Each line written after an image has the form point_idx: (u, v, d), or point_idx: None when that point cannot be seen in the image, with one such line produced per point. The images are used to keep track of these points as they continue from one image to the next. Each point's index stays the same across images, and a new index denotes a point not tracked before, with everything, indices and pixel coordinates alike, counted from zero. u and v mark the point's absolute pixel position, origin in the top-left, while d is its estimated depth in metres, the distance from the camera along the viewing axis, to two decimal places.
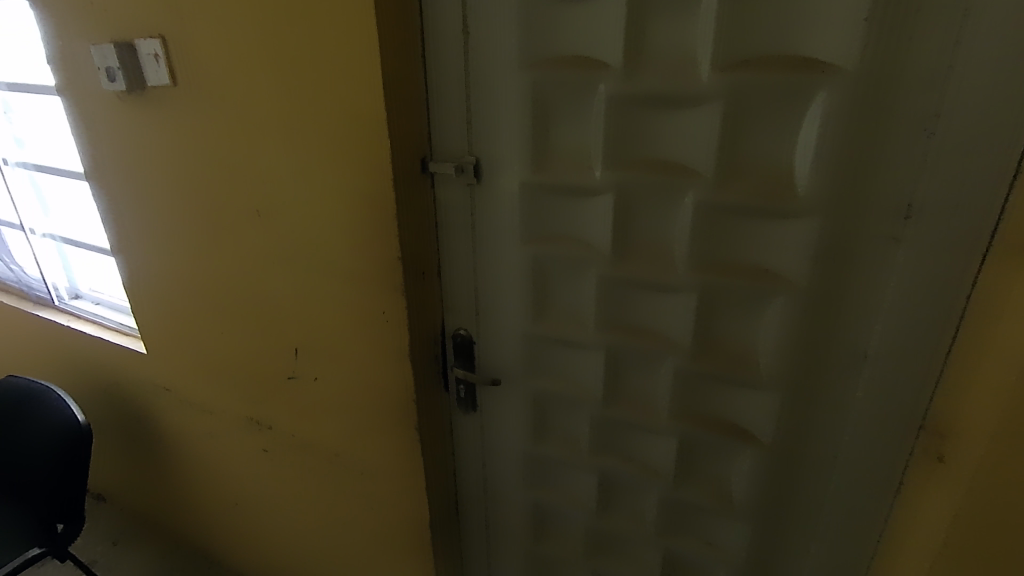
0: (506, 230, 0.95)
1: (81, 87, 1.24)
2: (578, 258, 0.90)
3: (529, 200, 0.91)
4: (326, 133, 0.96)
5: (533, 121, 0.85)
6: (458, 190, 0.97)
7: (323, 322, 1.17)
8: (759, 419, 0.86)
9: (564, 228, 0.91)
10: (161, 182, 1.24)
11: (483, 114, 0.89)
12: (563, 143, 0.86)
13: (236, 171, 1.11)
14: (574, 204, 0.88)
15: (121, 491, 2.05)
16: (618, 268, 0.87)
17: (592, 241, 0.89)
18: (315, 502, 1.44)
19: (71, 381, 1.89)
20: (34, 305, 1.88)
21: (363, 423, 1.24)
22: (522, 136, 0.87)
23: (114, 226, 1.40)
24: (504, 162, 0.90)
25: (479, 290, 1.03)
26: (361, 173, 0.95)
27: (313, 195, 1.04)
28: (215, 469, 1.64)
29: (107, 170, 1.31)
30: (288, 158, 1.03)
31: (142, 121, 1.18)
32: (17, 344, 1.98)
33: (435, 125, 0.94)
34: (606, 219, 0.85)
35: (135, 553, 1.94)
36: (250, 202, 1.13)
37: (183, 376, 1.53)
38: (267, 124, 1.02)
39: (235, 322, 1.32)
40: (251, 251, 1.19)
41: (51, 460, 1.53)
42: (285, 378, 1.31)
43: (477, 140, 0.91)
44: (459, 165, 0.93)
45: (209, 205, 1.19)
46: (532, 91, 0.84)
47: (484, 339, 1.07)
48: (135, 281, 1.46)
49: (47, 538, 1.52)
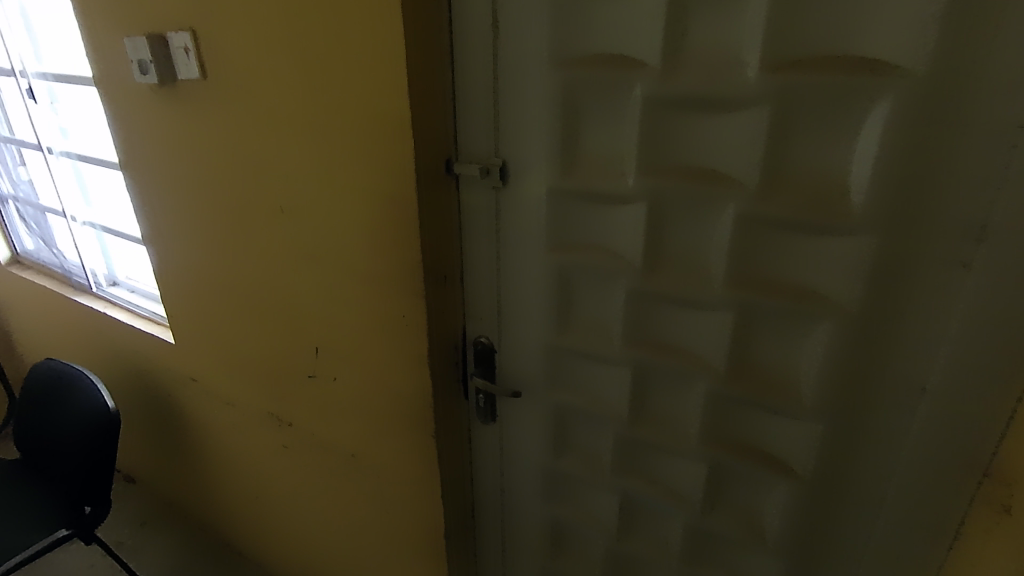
0: (531, 235, 0.90)
1: (116, 81, 1.25)
2: (606, 269, 0.85)
3: (557, 205, 0.86)
4: (349, 132, 0.93)
5: (563, 122, 0.80)
6: (483, 193, 0.92)
7: (343, 323, 1.15)
8: (797, 450, 0.79)
9: (592, 236, 0.85)
10: (191, 176, 1.23)
11: (511, 114, 0.85)
12: (594, 146, 0.80)
13: (260, 167, 1.10)
14: (604, 211, 0.83)
15: (151, 475, 2.09)
16: (648, 282, 0.81)
17: (621, 252, 0.83)
18: (332, 502, 1.43)
19: (105, 367, 1.93)
20: (74, 291, 1.93)
21: (381, 425, 1.21)
22: (551, 138, 0.82)
23: (146, 216, 1.41)
24: (532, 164, 0.86)
25: (501, 297, 0.99)
26: (383, 173, 0.92)
27: (334, 194, 1.01)
28: (237, 461, 1.65)
29: (140, 162, 1.33)
30: (311, 156, 1.01)
31: (173, 114, 1.18)
32: (57, 328, 2.03)
33: (461, 124, 0.90)
34: (636, 228, 0.80)
35: (161, 536, 1.99)
36: (273, 198, 1.11)
37: (209, 369, 1.54)
38: (290, 120, 1.00)
39: (259, 319, 1.32)
40: (274, 249, 1.18)
41: (81, 444, 1.56)
42: (305, 376, 1.30)
43: (504, 140, 0.87)
44: (485, 166, 0.89)
45: (235, 200, 1.18)
46: (563, 91, 0.79)
47: (505, 348, 1.03)
48: (164, 271, 1.47)
49: (74, 521, 1.56)
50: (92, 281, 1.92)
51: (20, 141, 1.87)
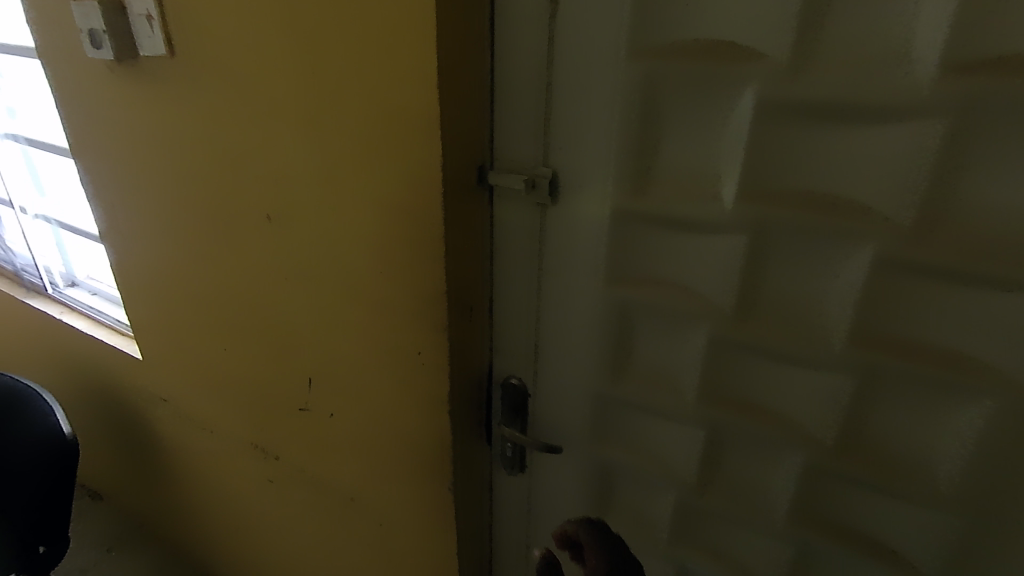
0: (584, 265, 0.73)
1: (65, 59, 1.04)
2: (681, 311, 0.68)
3: (622, 231, 0.69)
4: (358, 130, 0.74)
5: (639, 128, 0.63)
6: (524, 210, 0.75)
7: (343, 355, 0.97)
8: (919, 542, 0.64)
9: (663, 270, 0.68)
10: (159, 171, 1.03)
11: (568, 115, 0.67)
12: (676, 160, 0.63)
13: (243, 168, 0.91)
14: (682, 242, 0.65)
15: (119, 495, 1.90)
16: (738, 330, 0.65)
17: (703, 291, 0.66)
18: (325, 544, 1.27)
19: (63, 378, 1.72)
20: (26, 293, 1.70)
21: (386, 470, 1.04)
22: (621, 148, 0.65)
23: (106, 215, 1.20)
24: (591, 179, 0.68)
25: (539, 333, 0.82)
26: (401, 182, 0.74)
27: (336, 204, 0.83)
28: (215, 491, 1.47)
29: (96, 157, 1.12)
30: (307, 157, 0.82)
31: (135, 96, 0.97)
32: (7, 334, 1.80)
33: (501, 124, 0.72)
34: (729, 265, 0.63)
35: (130, 564, 1.81)
36: (259, 206, 0.92)
37: (182, 390, 1.35)
38: (280, 111, 0.81)
39: (241, 342, 1.13)
40: (259, 265, 0.99)
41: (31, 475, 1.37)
42: (295, 409, 1.12)
43: (556, 147, 0.69)
44: (530, 178, 0.71)
45: (213, 204, 0.99)
46: (642, 89, 0.61)
47: (541, 391, 0.86)
48: (129, 278, 1.27)
49: (23, 564, 1.36)
50: (48, 282, 1.70)
51: None
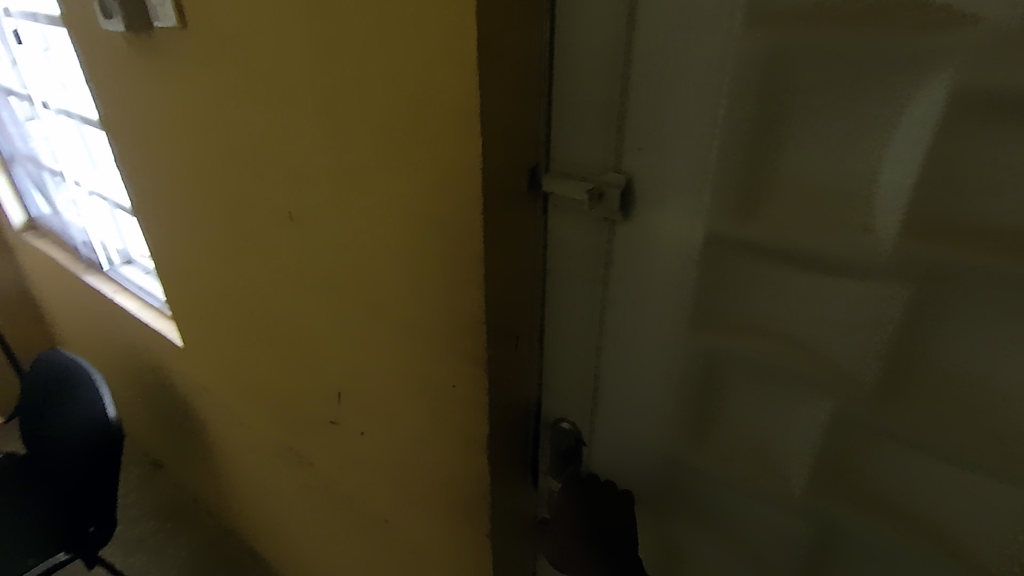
0: (662, 302, 0.56)
1: (95, 38, 0.97)
2: (792, 375, 0.51)
3: (718, 264, 0.51)
4: (383, 120, 0.60)
5: (754, 128, 0.45)
6: (586, 227, 0.58)
7: (371, 374, 0.85)
8: None
9: (772, 321, 0.50)
10: (184, 159, 0.94)
11: (651, 106, 0.49)
12: (805, 175, 0.44)
13: (264, 160, 0.79)
14: (804, 287, 0.47)
15: (177, 467, 1.95)
16: (879, 409, 0.48)
17: (830, 354, 0.48)
18: (362, 555, 1.20)
19: (126, 353, 1.76)
20: (83, 269, 1.76)
21: (418, 499, 0.93)
22: (726, 154, 0.47)
23: (141, 203, 1.13)
24: (678, 192, 0.51)
25: (598, 376, 0.66)
26: (432, 185, 0.59)
27: (359, 205, 0.70)
28: (257, 482, 1.44)
29: (128, 143, 1.05)
30: (327, 149, 0.69)
31: (156, 75, 0.88)
32: (77, 306, 1.87)
33: (560, 115, 0.55)
34: (875, 324, 0.45)
35: (185, 537, 1.86)
36: (281, 203, 0.81)
37: (220, 383, 1.29)
38: (298, 96, 0.68)
39: (269, 347, 1.04)
40: (283, 267, 0.88)
41: (80, 458, 1.37)
42: (326, 421, 1.02)
43: (632, 147, 0.52)
44: (595, 186, 0.54)
45: (236, 198, 0.89)
46: (763, 70, 0.43)
47: (597, 442, 0.70)
48: (166, 269, 1.21)
49: (73, 544, 1.38)
50: (104, 260, 1.71)
51: (14, 93, 1.63)
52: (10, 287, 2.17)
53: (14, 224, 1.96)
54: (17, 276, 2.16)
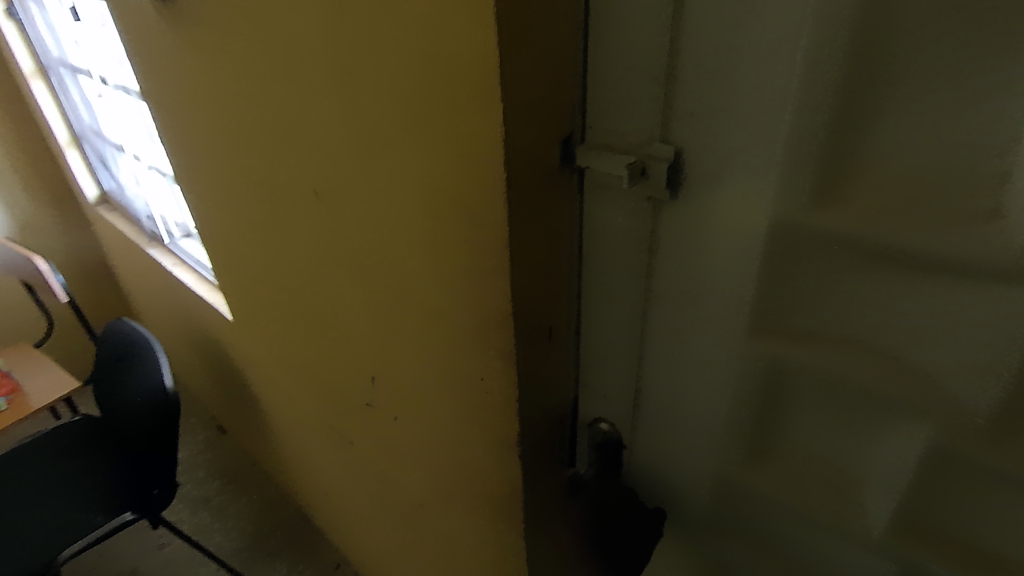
0: (716, 299, 0.47)
1: (135, 9, 0.95)
2: (879, 391, 0.42)
3: (788, 255, 0.42)
4: (399, 88, 0.54)
5: (842, 88, 0.36)
6: (627, 208, 0.50)
7: (401, 361, 0.81)
8: None
9: (855, 327, 0.41)
10: (219, 134, 0.92)
11: (708, 61, 0.40)
12: (911, 145, 0.35)
13: (290, 135, 0.75)
14: (899, 288, 0.38)
15: (237, 432, 2.04)
16: (985, 442, 0.40)
17: (929, 369, 0.40)
18: (403, 535, 1.19)
19: (187, 324, 1.83)
20: (147, 242, 1.83)
21: (452, 490, 0.89)
22: (804, 121, 0.37)
23: (187, 179, 1.13)
24: (740, 168, 0.41)
25: (641, 378, 0.58)
26: (453, 161, 0.53)
27: (381, 183, 0.64)
28: (306, 453, 1.46)
29: (170, 117, 1.04)
30: (347, 121, 0.63)
31: (189, 47, 0.85)
32: (145, 277, 1.95)
33: (597, 75, 0.46)
34: (991, 338, 0.36)
35: (245, 499, 1.95)
36: (307, 180, 0.77)
37: (266, 358, 1.30)
38: (317, 64, 0.63)
39: (307, 326, 1.02)
40: (313, 246, 0.85)
41: (144, 425, 1.43)
42: (362, 404, 1.00)
43: (683, 112, 0.43)
44: (638, 160, 0.46)
45: (267, 175, 0.85)
46: (860, 10, 0.33)
47: (638, 449, 0.63)
48: (212, 245, 1.21)
49: (139, 505, 1.44)
50: (165, 233, 1.76)
51: (80, 70, 1.68)
52: (89, 256, 2.30)
53: (88, 198, 2.05)
54: (95, 246, 2.29)
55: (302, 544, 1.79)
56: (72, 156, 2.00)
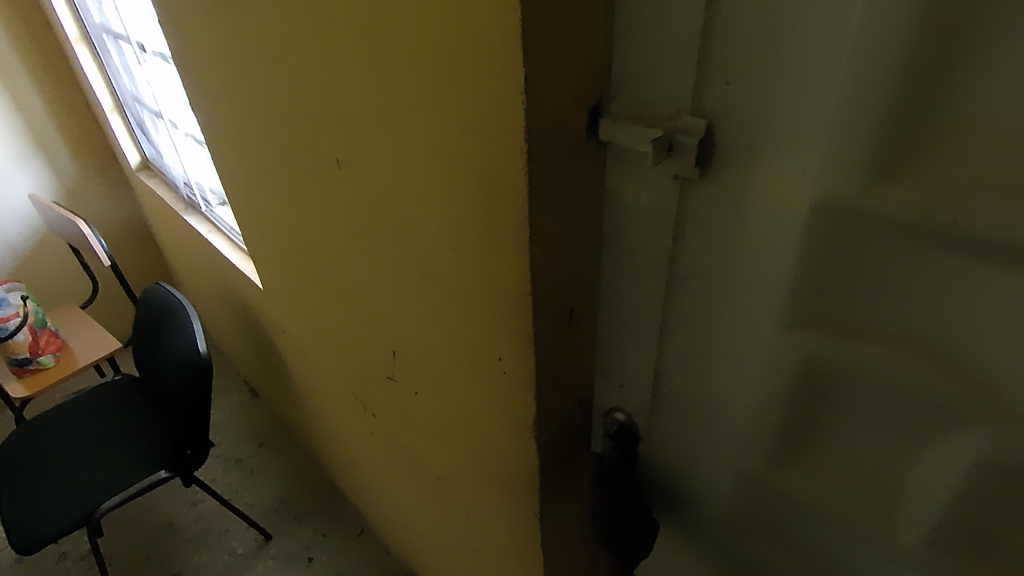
0: (751, 284, 0.44)
1: None
2: (926, 390, 0.38)
3: (833, 240, 0.38)
4: (419, 51, 0.50)
5: (909, 52, 0.31)
6: (654, 184, 0.46)
7: (423, 335, 0.79)
8: None
9: (903, 319, 0.37)
10: (246, 99, 0.90)
11: (750, 20, 0.35)
12: (987, 110, 0.30)
13: (313, 101, 0.73)
14: (959, 275, 0.34)
15: (269, 398, 2.10)
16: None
17: (983, 369, 0.35)
18: (423, 506, 1.20)
19: (222, 290, 1.87)
20: (185, 209, 1.86)
21: (470, 468, 0.88)
22: (860, 84, 0.33)
23: (216, 146, 1.13)
24: (783, 139, 0.37)
25: (661, 369, 0.54)
26: (473, 128, 0.49)
27: (402, 151, 0.61)
28: (332, 422, 1.49)
29: (201, 83, 1.03)
30: (368, 85, 0.61)
31: (217, 8, 0.83)
32: (183, 244, 2.00)
33: (625, 38, 0.42)
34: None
35: (275, 462, 2.01)
36: (330, 149, 0.75)
37: (295, 327, 1.31)
38: (337, 25, 0.60)
39: (332, 297, 1.02)
40: (338, 216, 0.83)
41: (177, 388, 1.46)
42: (385, 376, 0.99)
43: (717, 80, 0.39)
44: (666, 135, 0.42)
45: (292, 142, 0.84)
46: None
47: (656, 441, 0.60)
48: (242, 213, 1.21)
49: (175, 464, 1.49)
50: (202, 201, 1.78)
51: (122, 37, 1.69)
52: (132, 222, 2.38)
53: (132, 164, 2.10)
54: (138, 212, 2.36)
55: (329, 507, 1.84)
56: (116, 122, 2.04)
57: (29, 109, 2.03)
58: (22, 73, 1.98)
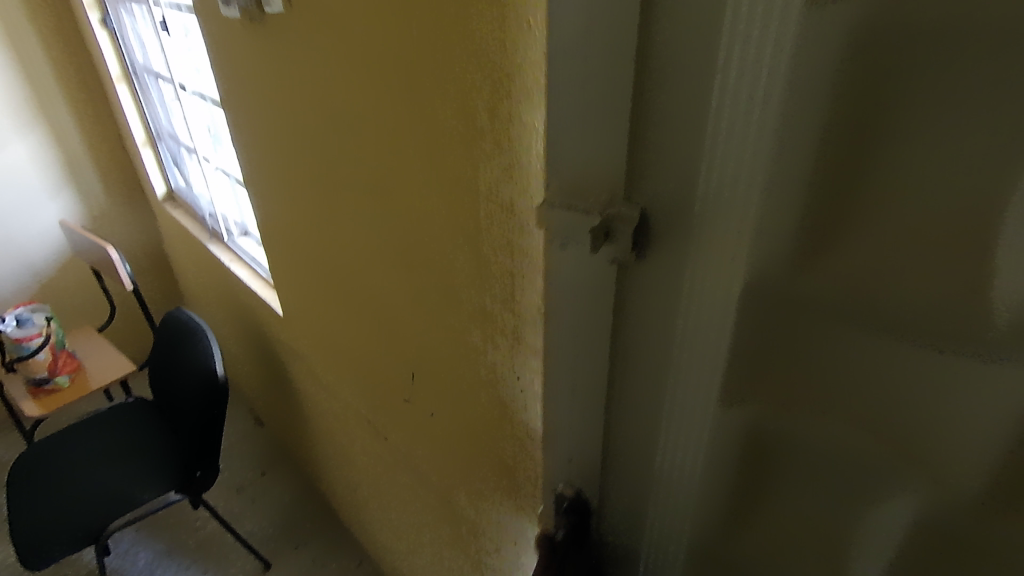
0: (694, 355, 0.45)
1: (214, 20, 1.01)
2: (865, 462, 0.38)
3: (764, 318, 0.39)
4: (466, 89, 0.56)
5: (818, 151, 0.33)
6: (588, 271, 0.47)
7: (444, 357, 0.82)
8: None
9: (833, 393, 0.38)
10: (285, 132, 0.96)
11: (677, 112, 0.38)
12: (892, 204, 0.32)
13: (352, 134, 0.78)
14: (882, 356, 0.35)
15: (274, 426, 2.13)
16: (976, 527, 0.35)
17: (910, 447, 0.36)
18: (428, 534, 1.21)
19: (237, 317, 1.93)
20: (209, 238, 1.93)
21: (480, 490, 0.90)
22: (780, 172, 0.35)
23: (250, 175, 1.19)
24: (714, 220, 0.39)
25: (608, 439, 0.55)
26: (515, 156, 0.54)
27: (440, 186, 0.66)
28: (339, 448, 1.52)
29: (239, 118, 1.10)
30: (410, 119, 0.66)
31: (262, 51, 0.90)
32: (202, 271, 2.07)
33: (558, 127, 0.44)
34: (976, 413, 0.32)
35: (278, 489, 2.03)
36: (367, 183, 0.79)
37: (311, 351, 1.35)
38: (384, 65, 0.66)
39: (354, 321, 1.05)
40: (367, 242, 0.87)
41: (194, 407, 1.49)
42: (403, 400, 1.01)
43: (648, 168, 0.41)
44: (603, 222, 0.44)
45: (327, 172, 0.89)
46: (836, 54, 0.30)
47: (608, 510, 0.59)
48: (269, 239, 1.27)
49: (184, 485, 1.52)
50: (225, 230, 1.85)
51: (161, 76, 1.80)
52: (153, 248, 2.47)
53: (158, 194, 2.19)
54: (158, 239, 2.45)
55: (329, 535, 1.85)
56: (147, 154, 2.15)
57: (65, 139, 2.15)
58: (62, 106, 2.11)
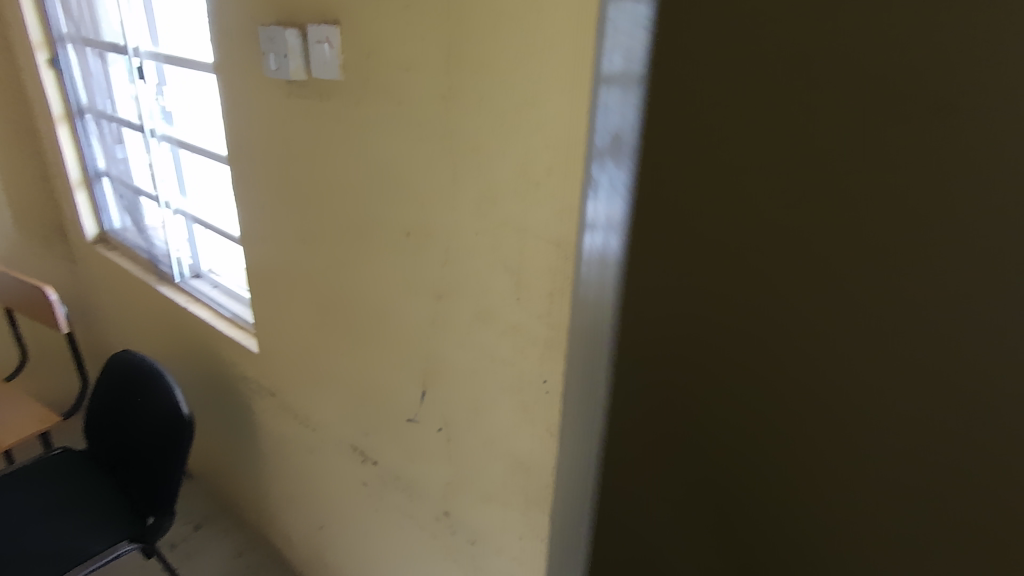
0: None
1: (232, 79, 1.10)
2: None
3: None
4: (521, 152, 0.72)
5: None
6: None
7: (465, 375, 0.94)
8: None
9: None
10: (307, 182, 1.05)
11: None
12: None
13: (392, 183, 0.90)
14: None
15: (214, 475, 2.06)
16: None
17: None
18: (414, 557, 1.27)
19: (184, 363, 1.88)
20: (159, 280, 1.87)
21: (489, 497, 1.01)
22: None
23: (248, 219, 1.25)
24: None
25: None
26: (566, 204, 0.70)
27: (482, 224, 0.80)
28: (307, 485, 1.53)
29: (248, 167, 1.17)
30: (459, 175, 0.80)
31: (293, 108, 1.00)
32: (143, 316, 2.01)
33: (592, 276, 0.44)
34: None
35: (217, 541, 1.94)
36: (400, 222, 0.91)
37: (292, 387, 1.40)
38: (436, 130, 0.80)
39: (361, 351, 1.13)
40: (390, 275, 0.98)
41: (157, 448, 1.45)
42: (407, 420, 1.10)
43: None
44: None
45: (352, 214, 0.99)
46: None
47: None
48: (260, 278, 1.31)
49: (138, 532, 1.45)
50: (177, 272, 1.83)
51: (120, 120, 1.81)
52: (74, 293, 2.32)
53: (88, 236, 2.10)
54: (77, 281, 2.32)
55: None
56: (81, 197, 2.05)
57: None
58: None
